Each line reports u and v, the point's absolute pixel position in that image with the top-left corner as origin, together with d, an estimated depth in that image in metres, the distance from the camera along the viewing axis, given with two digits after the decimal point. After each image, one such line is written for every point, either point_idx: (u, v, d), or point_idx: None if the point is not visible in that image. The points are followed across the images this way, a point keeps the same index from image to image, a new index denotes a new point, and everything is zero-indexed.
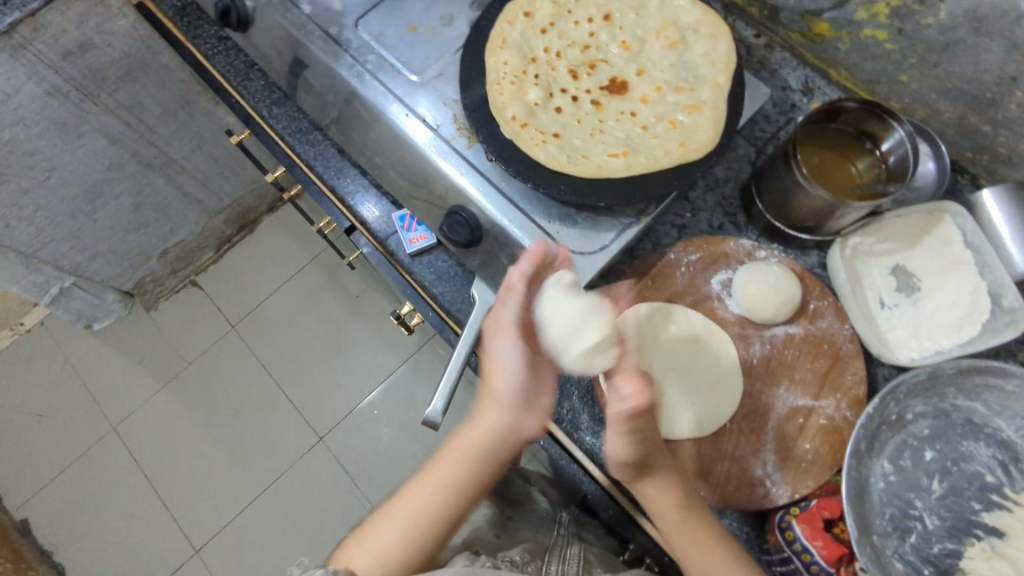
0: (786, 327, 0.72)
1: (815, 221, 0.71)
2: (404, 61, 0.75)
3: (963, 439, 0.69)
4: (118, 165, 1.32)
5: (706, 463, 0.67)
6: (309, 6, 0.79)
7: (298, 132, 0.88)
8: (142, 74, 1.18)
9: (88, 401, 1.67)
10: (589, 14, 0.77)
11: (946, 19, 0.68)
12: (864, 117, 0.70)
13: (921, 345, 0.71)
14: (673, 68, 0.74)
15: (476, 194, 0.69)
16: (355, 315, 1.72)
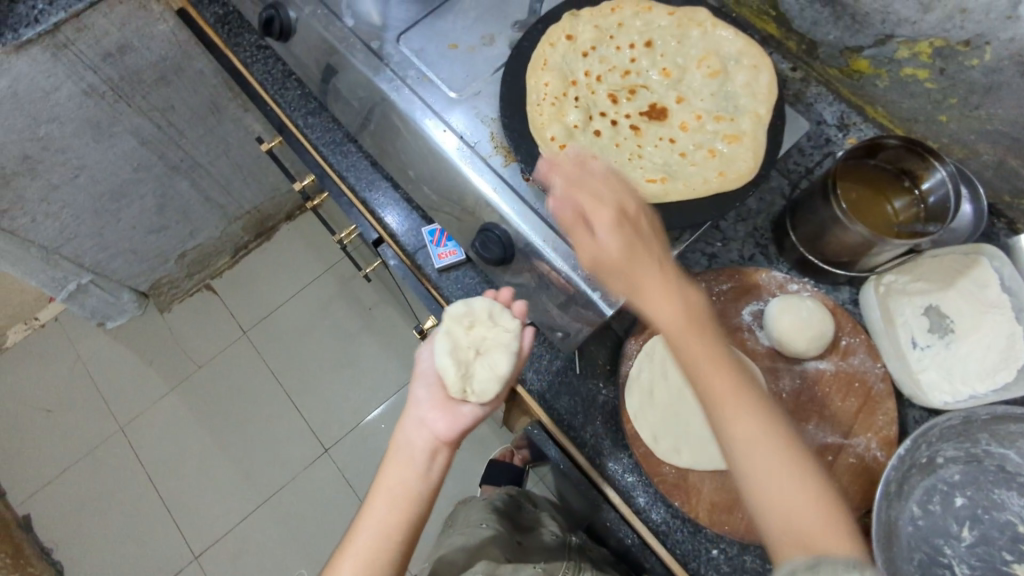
0: (817, 362, 0.71)
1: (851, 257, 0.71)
2: (444, 77, 0.76)
3: (996, 487, 0.67)
4: (146, 166, 1.33)
5: (732, 496, 0.65)
6: (351, 19, 0.80)
7: (332, 142, 0.88)
8: (176, 78, 1.19)
9: (96, 400, 1.67)
10: (631, 40, 0.77)
11: (992, 61, 0.68)
12: (905, 155, 0.69)
13: (954, 388, 0.70)
14: (714, 98, 0.74)
15: (510, 212, 0.69)
16: (368, 327, 1.72)
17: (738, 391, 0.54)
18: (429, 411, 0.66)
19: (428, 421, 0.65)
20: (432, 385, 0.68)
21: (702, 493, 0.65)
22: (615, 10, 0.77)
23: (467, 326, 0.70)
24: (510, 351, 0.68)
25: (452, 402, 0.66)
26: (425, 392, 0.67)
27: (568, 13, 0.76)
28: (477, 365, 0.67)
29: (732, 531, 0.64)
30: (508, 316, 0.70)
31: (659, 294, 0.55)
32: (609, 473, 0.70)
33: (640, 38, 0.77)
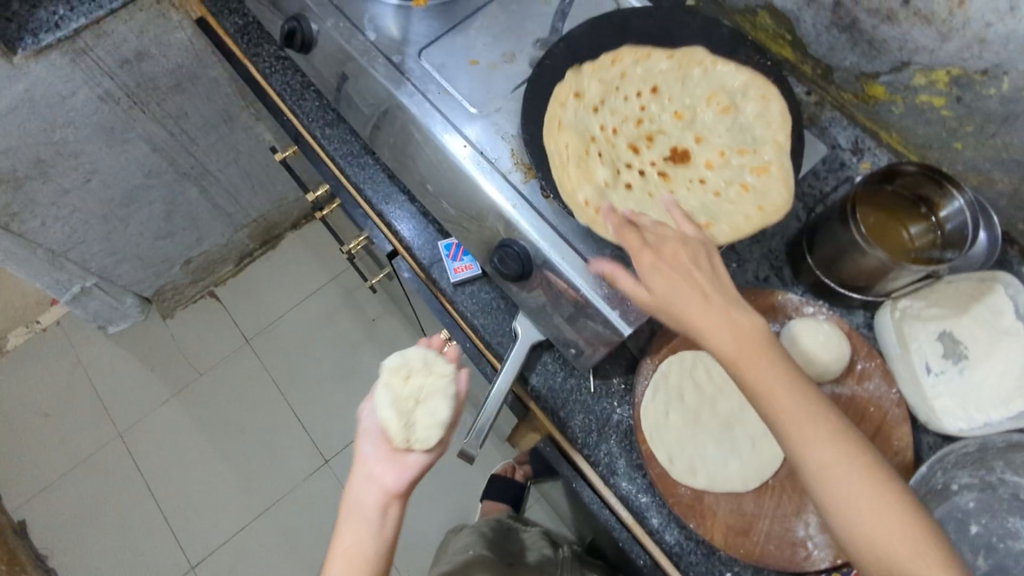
0: (834, 387, 0.71)
1: (868, 281, 0.71)
2: (464, 93, 0.76)
3: (1010, 516, 0.67)
4: (156, 172, 1.33)
5: (747, 520, 0.65)
6: (373, 33, 0.81)
7: (349, 154, 0.89)
8: (191, 86, 1.19)
9: (95, 405, 1.66)
10: (637, 87, 0.76)
11: (1009, 91, 0.69)
12: (922, 181, 0.70)
13: (968, 415, 0.70)
14: (731, 132, 0.74)
15: (529, 229, 0.70)
16: (370, 338, 1.71)
17: (813, 419, 0.52)
18: (375, 468, 0.62)
19: (376, 475, 0.62)
20: (375, 438, 0.64)
21: (718, 516, 0.65)
22: (616, 61, 0.76)
23: (404, 377, 0.68)
24: (449, 394, 0.67)
25: (398, 454, 0.63)
26: (370, 447, 0.64)
27: (570, 70, 0.75)
28: (419, 412, 0.65)
29: (747, 555, 0.64)
30: (442, 361, 0.69)
31: (716, 323, 0.55)
32: (623, 494, 0.70)
33: (646, 82, 0.76)
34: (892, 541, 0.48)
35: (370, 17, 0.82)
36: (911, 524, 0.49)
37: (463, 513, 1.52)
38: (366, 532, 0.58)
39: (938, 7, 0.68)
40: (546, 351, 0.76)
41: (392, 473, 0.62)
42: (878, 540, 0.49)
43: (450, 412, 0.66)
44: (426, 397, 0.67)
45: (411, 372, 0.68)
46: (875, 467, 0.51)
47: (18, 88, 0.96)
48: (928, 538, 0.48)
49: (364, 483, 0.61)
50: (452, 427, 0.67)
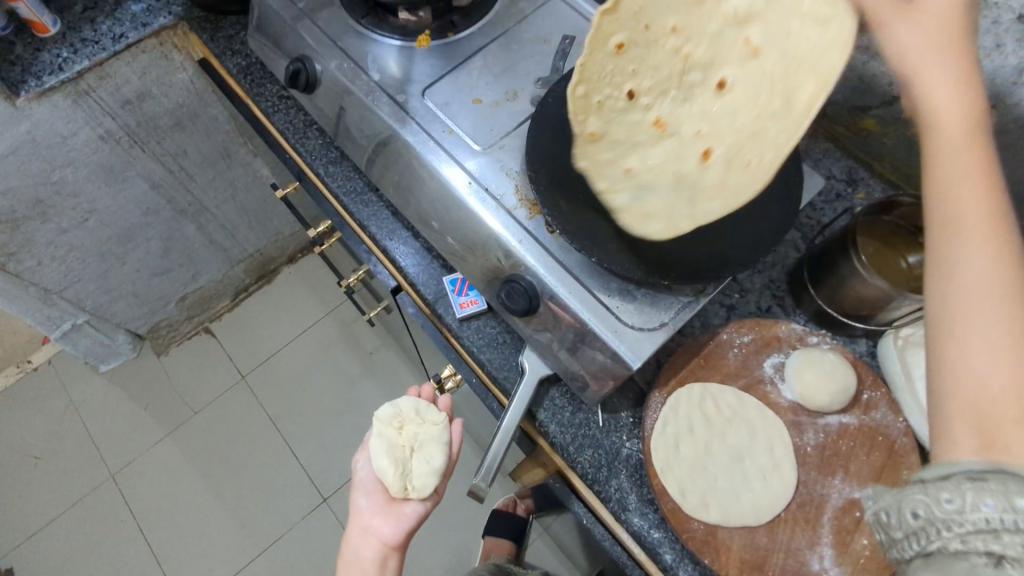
0: (840, 417, 0.71)
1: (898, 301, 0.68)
2: (469, 132, 0.78)
3: None
4: (154, 210, 1.33)
5: (761, 554, 0.65)
6: (377, 73, 0.82)
7: (352, 191, 0.89)
8: (191, 124, 1.20)
9: (87, 445, 1.63)
10: (612, 88, 0.67)
11: (998, 124, 0.71)
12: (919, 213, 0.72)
13: None
14: (627, 195, 0.66)
15: (536, 263, 0.70)
16: (368, 372, 1.70)
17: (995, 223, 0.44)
18: (373, 517, 0.73)
19: (374, 528, 0.72)
20: (372, 491, 0.75)
21: (731, 550, 0.65)
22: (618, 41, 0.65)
23: (398, 427, 0.78)
24: (441, 441, 0.76)
25: (395, 503, 0.74)
26: (368, 500, 0.75)
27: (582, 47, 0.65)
28: (410, 464, 0.75)
29: None
30: (433, 410, 0.79)
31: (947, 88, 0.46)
32: (635, 529, 0.69)
33: (619, 106, 0.68)
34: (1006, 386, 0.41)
35: (374, 57, 0.84)
36: None
37: (463, 549, 1.49)
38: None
39: None
40: (554, 386, 0.76)
41: (388, 526, 0.72)
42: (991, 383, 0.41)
43: (443, 458, 0.75)
44: (420, 446, 0.76)
45: (408, 422, 0.78)
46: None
47: (20, 129, 0.97)
48: None
49: (363, 537, 0.72)
50: (445, 475, 0.76)
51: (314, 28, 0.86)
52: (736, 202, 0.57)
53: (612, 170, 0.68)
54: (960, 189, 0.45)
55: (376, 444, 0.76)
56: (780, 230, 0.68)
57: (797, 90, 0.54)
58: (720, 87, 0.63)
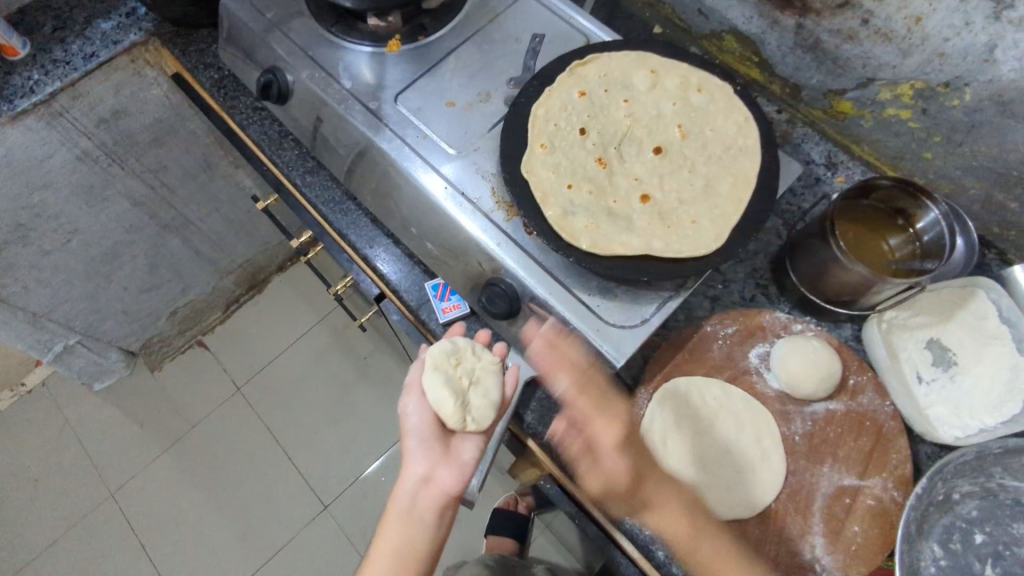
0: (827, 404, 0.71)
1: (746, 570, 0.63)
2: (442, 136, 0.77)
3: (1013, 522, 0.68)
4: (137, 227, 1.32)
5: (753, 546, 0.65)
6: (349, 81, 0.82)
7: (330, 201, 0.89)
8: (170, 139, 1.19)
9: (85, 464, 1.62)
10: (567, 121, 0.74)
11: (971, 102, 0.71)
12: (897, 195, 0.71)
13: (963, 422, 0.71)
14: (579, 210, 0.69)
15: (514, 265, 0.69)
16: (363, 377, 1.70)
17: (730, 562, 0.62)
18: (433, 463, 0.65)
19: (434, 477, 0.64)
20: (426, 437, 0.67)
21: (723, 545, 0.65)
22: (583, 91, 0.75)
23: (454, 362, 0.71)
24: (499, 381, 0.71)
25: (452, 447, 0.67)
26: (422, 444, 0.67)
27: (554, 87, 0.75)
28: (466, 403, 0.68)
29: None
30: (489, 353, 0.73)
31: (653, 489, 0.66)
32: (626, 529, 0.66)
33: (572, 138, 0.73)
34: None
35: (345, 66, 0.83)
36: None
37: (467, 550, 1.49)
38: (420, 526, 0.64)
39: (897, 25, 0.71)
40: (540, 387, 0.75)
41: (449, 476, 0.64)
42: None
43: (500, 392, 0.70)
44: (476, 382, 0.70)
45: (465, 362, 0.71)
46: None
47: None
48: None
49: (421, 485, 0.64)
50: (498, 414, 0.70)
51: (283, 38, 0.85)
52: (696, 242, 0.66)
53: (557, 181, 0.70)
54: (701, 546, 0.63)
55: (433, 381, 0.70)
56: (761, 219, 0.67)
57: (716, 180, 0.70)
58: (655, 151, 0.73)
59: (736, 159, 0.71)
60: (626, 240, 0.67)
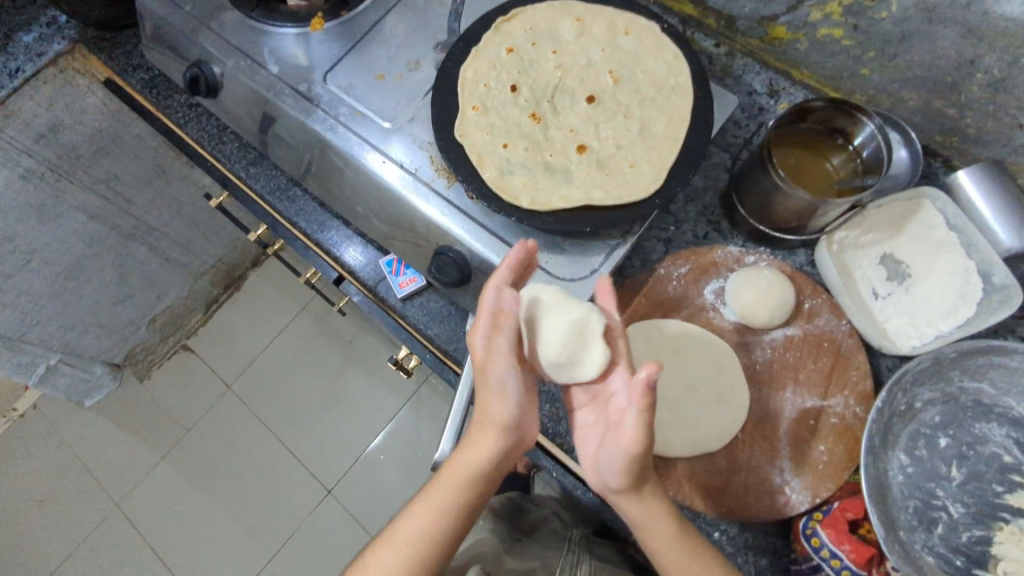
0: (784, 330, 0.72)
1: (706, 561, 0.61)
2: (376, 110, 0.76)
3: (975, 422, 0.69)
4: (99, 240, 1.30)
5: (723, 477, 0.67)
6: (275, 65, 0.80)
7: (276, 190, 0.89)
8: (115, 147, 1.15)
9: (88, 480, 1.64)
10: (497, 79, 0.73)
11: (898, 12, 0.69)
12: (833, 114, 0.71)
13: (920, 331, 0.71)
14: (515, 167, 0.68)
15: (462, 231, 0.69)
16: (351, 361, 1.70)
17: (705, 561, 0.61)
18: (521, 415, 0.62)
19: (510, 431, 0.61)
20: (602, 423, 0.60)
21: (694, 478, 0.67)
22: (510, 48, 0.75)
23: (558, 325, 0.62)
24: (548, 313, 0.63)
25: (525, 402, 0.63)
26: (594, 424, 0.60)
27: (479, 45, 0.74)
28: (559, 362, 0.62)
29: (728, 512, 0.66)
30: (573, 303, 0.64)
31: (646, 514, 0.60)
32: None
33: (503, 96, 0.72)
34: None
35: (271, 50, 0.81)
36: None
37: None
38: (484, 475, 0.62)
39: None
40: None
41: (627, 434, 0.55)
42: None
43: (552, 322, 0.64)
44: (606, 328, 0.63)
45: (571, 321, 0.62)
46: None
47: None
48: None
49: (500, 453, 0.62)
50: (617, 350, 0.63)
51: (203, 30, 0.83)
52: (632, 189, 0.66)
53: (492, 141, 0.69)
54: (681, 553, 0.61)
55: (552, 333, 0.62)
56: (698, 157, 0.67)
57: (651, 122, 0.71)
58: (588, 100, 0.73)
59: (670, 99, 0.71)
60: (565, 193, 0.67)
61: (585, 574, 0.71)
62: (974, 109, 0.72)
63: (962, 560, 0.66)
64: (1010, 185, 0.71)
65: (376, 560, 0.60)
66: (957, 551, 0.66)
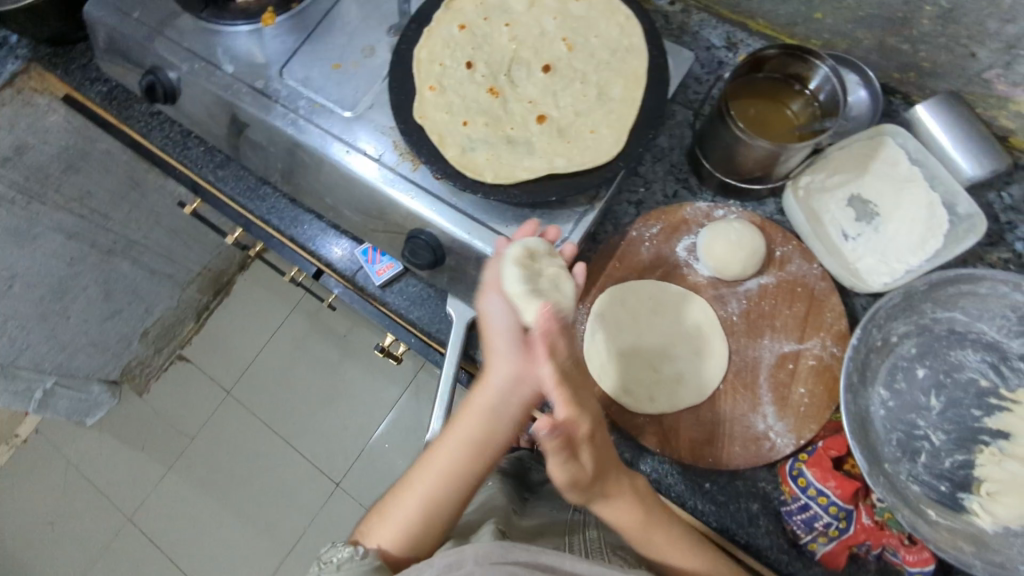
0: (758, 279, 0.73)
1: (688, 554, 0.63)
2: (335, 100, 0.76)
3: (950, 349, 0.71)
4: (80, 258, 1.24)
5: (709, 428, 0.69)
6: (231, 65, 0.79)
7: (247, 190, 0.89)
8: (84, 164, 1.11)
9: (98, 498, 1.65)
10: (452, 57, 0.73)
11: None
12: (788, 61, 0.71)
13: (891, 268, 0.72)
14: (477, 144, 0.69)
15: (432, 213, 0.70)
16: (347, 354, 1.71)
17: (690, 549, 0.63)
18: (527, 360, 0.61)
19: (525, 377, 0.61)
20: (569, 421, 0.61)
21: (681, 433, 0.68)
22: (463, 25, 0.74)
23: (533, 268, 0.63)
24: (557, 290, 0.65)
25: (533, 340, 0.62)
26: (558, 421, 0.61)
27: (432, 24, 0.74)
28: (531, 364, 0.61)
29: (716, 462, 0.68)
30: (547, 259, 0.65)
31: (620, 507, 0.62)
32: None
33: (459, 74, 0.72)
34: None
35: (225, 49, 0.80)
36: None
37: None
38: (499, 430, 0.63)
39: None
40: None
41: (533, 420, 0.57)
42: None
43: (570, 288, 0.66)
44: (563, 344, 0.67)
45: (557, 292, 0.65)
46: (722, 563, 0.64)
47: None
48: None
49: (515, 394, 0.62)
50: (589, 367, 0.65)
51: (154, 37, 0.82)
52: (593, 155, 0.67)
53: (451, 121, 0.69)
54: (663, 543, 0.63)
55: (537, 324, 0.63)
56: (656, 117, 0.68)
57: (608, 86, 0.71)
58: (544, 69, 0.73)
59: (626, 61, 0.71)
60: (528, 164, 0.67)
61: (594, 533, 0.71)
62: (927, 42, 0.72)
63: (947, 485, 0.67)
64: (965, 113, 0.73)
65: (395, 504, 0.64)
66: (942, 477, 0.67)
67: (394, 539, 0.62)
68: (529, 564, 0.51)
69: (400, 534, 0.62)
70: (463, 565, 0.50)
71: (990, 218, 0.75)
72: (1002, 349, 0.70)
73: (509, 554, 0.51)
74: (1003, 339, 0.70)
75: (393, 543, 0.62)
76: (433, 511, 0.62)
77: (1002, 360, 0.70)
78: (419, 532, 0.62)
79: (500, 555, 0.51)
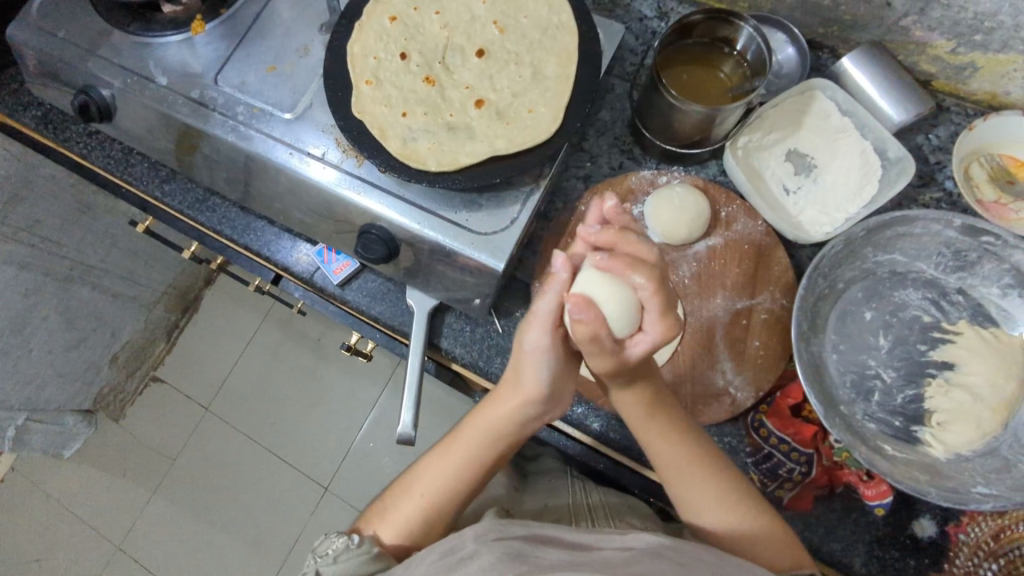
0: (706, 242, 0.75)
1: (700, 490, 0.62)
2: (273, 103, 0.75)
3: (893, 291, 0.74)
4: (37, 289, 1.20)
5: (672, 389, 0.70)
6: (164, 77, 0.78)
7: (196, 202, 0.89)
8: (29, 191, 1.09)
9: (85, 529, 1.63)
10: (386, 50, 0.73)
11: None
12: (714, 25, 0.72)
13: (832, 218, 0.75)
14: (419, 134, 0.69)
15: (382, 208, 0.70)
16: (322, 358, 1.70)
17: (702, 468, 0.63)
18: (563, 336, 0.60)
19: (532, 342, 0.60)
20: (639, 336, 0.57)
21: None
22: (394, 17, 0.74)
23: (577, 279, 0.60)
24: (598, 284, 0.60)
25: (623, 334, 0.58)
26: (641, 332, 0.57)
27: (361, 18, 0.73)
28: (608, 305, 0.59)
29: None
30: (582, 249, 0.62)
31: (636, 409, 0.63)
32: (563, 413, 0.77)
33: (395, 66, 0.73)
34: (760, 543, 0.60)
35: (156, 60, 0.79)
36: (767, 523, 0.61)
37: None
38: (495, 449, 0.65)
39: None
40: (448, 313, 0.81)
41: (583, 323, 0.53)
42: (757, 546, 0.60)
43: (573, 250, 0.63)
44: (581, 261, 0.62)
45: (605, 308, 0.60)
46: (751, 510, 0.62)
47: None
48: (771, 533, 0.61)
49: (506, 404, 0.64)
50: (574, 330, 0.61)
51: (86, 56, 0.79)
52: (533, 134, 0.68)
53: (391, 113, 0.70)
54: (673, 449, 0.63)
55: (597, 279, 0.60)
56: (590, 91, 0.69)
57: (543, 64, 0.72)
58: (478, 54, 0.74)
59: (558, 40, 0.72)
60: (470, 149, 0.68)
61: (595, 498, 0.74)
62: None
63: (900, 420, 0.70)
64: (890, 63, 0.76)
65: (397, 502, 0.64)
66: (895, 413, 0.70)
67: (398, 537, 0.62)
68: (529, 536, 0.52)
69: (399, 525, 0.63)
70: (463, 546, 0.51)
71: (921, 160, 0.78)
72: (940, 286, 0.74)
73: (512, 531, 0.53)
74: (941, 275, 0.74)
75: (389, 533, 0.62)
76: (436, 514, 0.63)
77: (942, 296, 0.73)
78: (422, 529, 0.62)
79: (499, 532, 0.52)
